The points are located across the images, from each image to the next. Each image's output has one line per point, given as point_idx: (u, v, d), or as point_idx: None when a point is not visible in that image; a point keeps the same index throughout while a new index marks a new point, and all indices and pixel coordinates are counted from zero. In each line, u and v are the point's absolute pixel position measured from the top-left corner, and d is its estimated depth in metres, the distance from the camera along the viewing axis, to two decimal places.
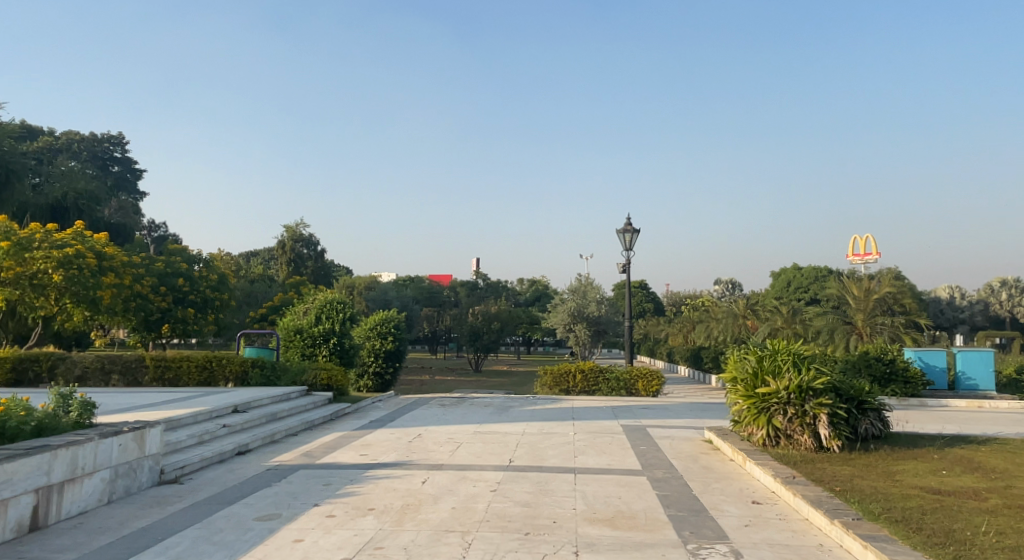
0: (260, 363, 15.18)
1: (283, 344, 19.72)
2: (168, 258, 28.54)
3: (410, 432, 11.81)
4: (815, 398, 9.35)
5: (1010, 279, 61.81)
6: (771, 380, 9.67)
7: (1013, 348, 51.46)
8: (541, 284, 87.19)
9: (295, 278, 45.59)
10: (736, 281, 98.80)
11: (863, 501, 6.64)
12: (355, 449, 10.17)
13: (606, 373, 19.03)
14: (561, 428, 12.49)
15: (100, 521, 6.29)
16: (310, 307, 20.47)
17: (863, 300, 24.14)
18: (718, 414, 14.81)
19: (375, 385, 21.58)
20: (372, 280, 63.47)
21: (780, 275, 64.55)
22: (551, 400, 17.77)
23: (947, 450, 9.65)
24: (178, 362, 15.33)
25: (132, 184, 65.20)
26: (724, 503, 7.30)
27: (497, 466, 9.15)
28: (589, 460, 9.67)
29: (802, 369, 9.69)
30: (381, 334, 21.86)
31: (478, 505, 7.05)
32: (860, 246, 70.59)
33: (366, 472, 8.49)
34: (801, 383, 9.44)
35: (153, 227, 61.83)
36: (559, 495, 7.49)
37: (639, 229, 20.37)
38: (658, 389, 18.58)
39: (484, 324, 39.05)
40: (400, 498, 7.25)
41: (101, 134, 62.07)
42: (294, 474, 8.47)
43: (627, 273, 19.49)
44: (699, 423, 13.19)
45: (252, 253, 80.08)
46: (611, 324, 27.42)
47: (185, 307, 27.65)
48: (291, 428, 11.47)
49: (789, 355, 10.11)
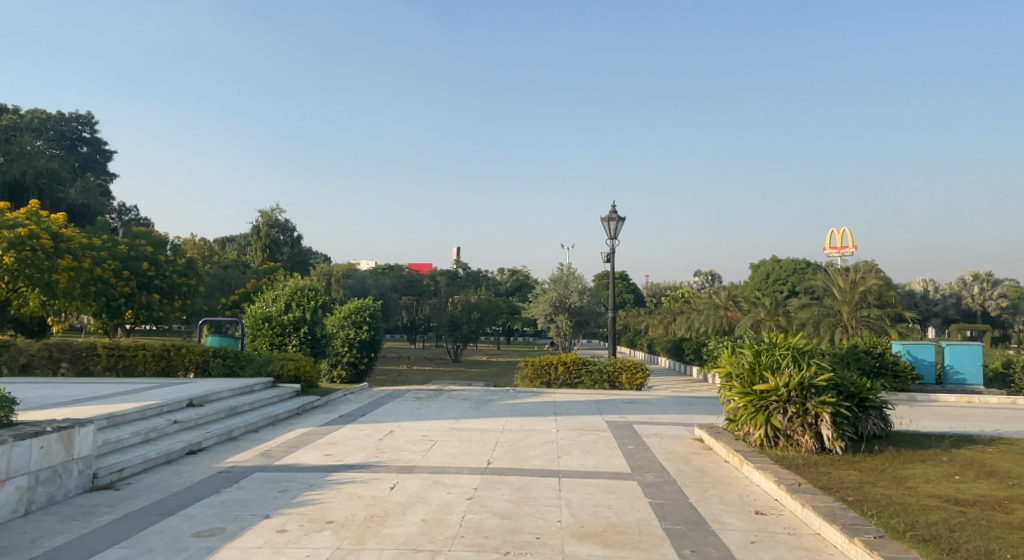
0: (223, 353, 14.33)
1: (250, 333, 18.76)
2: (132, 241, 27.41)
3: (382, 428, 11.00)
4: (818, 396, 8.64)
5: (982, 272, 62.22)
6: (770, 376, 8.96)
7: (986, 342, 51.82)
8: (521, 273, 86.40)
9: (268, 264, 44.43)
10: (715, 272, 98.88)
11: (882, 515, 5.98)
12: (320, 448, 9.34)
13: (589, 365, 18.32)
14: (544, 424, 11.75)
15: (9, 539, 5.49)
16: (279, 294, 19.50)
17: (849, 292, 23.46)
18: (707, 409, 14.18)
19: (349, 376, 20.71)
20: (349, 268, 62.25)
21: (759, 267, 64.44)
22: (532, 393, 17.04)
23: (954, 451, 9.03)
24: (134, 350, 14.38)
25: (101, 165, 63.41)
26: (725, 514, 6.61)
27: (474, 468, 8.39)
28: (574, 461, 8.94)
29: (803, 365, 8.99)
30: (355, 323, 20.97)
31: (452, 517, 6.28)
32: (836, 239, 70.81)
33: (329, 476, 7.69)
34: (803, 380, 8.73)
35: (123, 210, 60.15)
36: (543, 504, 6.75)
37: (624, 217, 19.67)
38: (642, 381, 17.93)
39: (463, 313, 38.20)
40: (364, 509, 6.47)
41: (68, 113, 60.21)
42: (247, 478, 7.64)
43: (611, 262, 18.79)
44: (688, 419, 12.51)
45: (227, 238, 78.39)
46: (593, 314, 26.72)
47: (150, 292, 26.61)
48: (251, 423, 10.64)
49: (787, 350, 9.42)
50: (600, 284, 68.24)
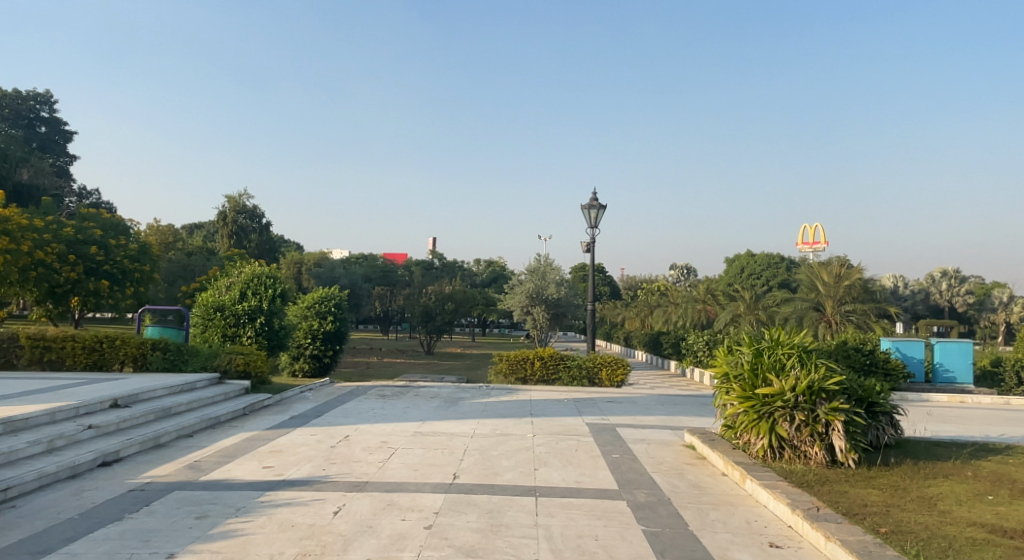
0: (162, 345, 12.99)
1: (201, 324, 17.33)
2: (80, 224, 25.98)
3: (337, 433, 9.80)
4: (829, 402, 7.55)
5: (950, 269, 62.28)
6: (774, 378, 7.86)
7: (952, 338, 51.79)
8: (498, 264, 85.36)
9: (233, 251, 42.84)
10: (691, 267, 98.63)
11: (929, 555, 4.91)
12: (259, 460, 8.13)
13: (567, 360, 17.20)
14: (518, 428, 10.60)
15: None
16: (234, 281, 18.08)
17: (833, 286, 22.70)
18: (694, 410, 13.18)
19: (312, 370, 19.43)
20: (319, 256, 60.58)
21: (734, 262, 63.99)
22: (506, 390, 15.90)
23: (979, 463, 7.99)
24: (62, 342, 13.09)
25: (61, 147, 60.90)
26: (733, 547, 5.52)
27: (436, 484, 7.20)
28: (552, 475, 7.82)
29: (810, 367, 7.93)
30: (319, 314, 19.65)
31: (404, 554, 5.13)
32: (809, 235, 70.72)
33: (261, 499, 6.50)
34: (812, 383, 7.65)
35: (83, 193, 57.99)
36: (516, 536, 5.60)
37: (605, 205, 18.58)
38: (623, 378, 16.87)
39: (437, 304, 36.95)
40: (296, 543, 5.29)
41: (25, 91, 57.70)
42: (161, 501, 6.45)
43: (591, 252, 17.70)
44: (676, 422, 11.46)
45: (195, 224, 76.01)
46: (571, 307, 25.63)
47: (98, 278, 25.27)
48: (183, 426, 9.48)
49: (792, 349, 8.37)
50: (577, 276, 67.26)
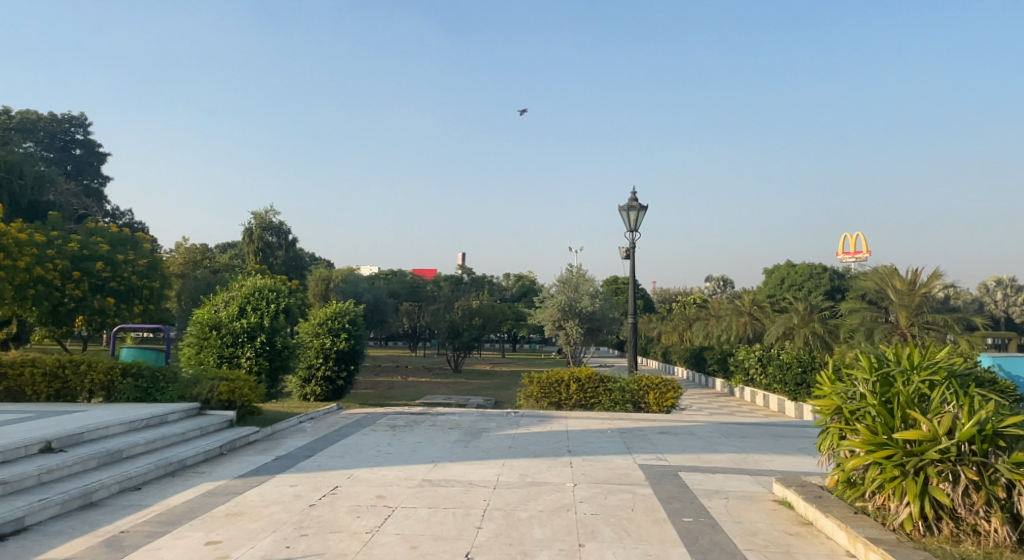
0: (135, 371, 11.05)
1: (195, 343, 15.36)
2: (86, 239, 24.51)
3: (326, 483, 7.70)
4: (1009, 453, 5.29)
5: (1005, 278, 58.49)
6: (921, 417, 5.60)
7: (1012, 350, 48.01)
8: (527, 278, 83.22)
9: (257, 267, 41.45)
10: (727, 277, 95.36)
11: None
12: (205, 530, 6.04)
13: (607, 383, 14.90)
14: (553, 474, 8.37)
15: None
16: (233, 295, 16.16)
17: (908, 295, 19.83)
18: (769, 444, 10.78)
19: (324, 393, 17.42)
20: (344, 272, 59.21)
21: (774, 272, 61.08)
22: (538, 418, 13.65)
23: None
24: (20, 368, 11.22)
25: (95, 169, 60.46)
26: None
27: None
28: (605, 555, 5.60)
29: (971, 402, 5.67)
30: (332, 331, 17.62)
31: None
32: (851, 244, 67.71)
33: None
34: (983, 425, 5.38)
35: (115, 213, 57.52)
36: None
37: (646, 205, 16.35)
38: (674, 402, 14.52)
39: (464, 319, 34.92)
40: None
41: (60, 114, 57.55)
42: None
43: (631, 258, 15.45)
44: (752, 465, 9.10)
45: (226, 243, 75.50)
46: (607, 320, 23.34)
47: (104, 295, 23.66)
48: (130, 475, 7.45)
49: (935, 375, 6.12)
50: (610, 288, 65.05)
